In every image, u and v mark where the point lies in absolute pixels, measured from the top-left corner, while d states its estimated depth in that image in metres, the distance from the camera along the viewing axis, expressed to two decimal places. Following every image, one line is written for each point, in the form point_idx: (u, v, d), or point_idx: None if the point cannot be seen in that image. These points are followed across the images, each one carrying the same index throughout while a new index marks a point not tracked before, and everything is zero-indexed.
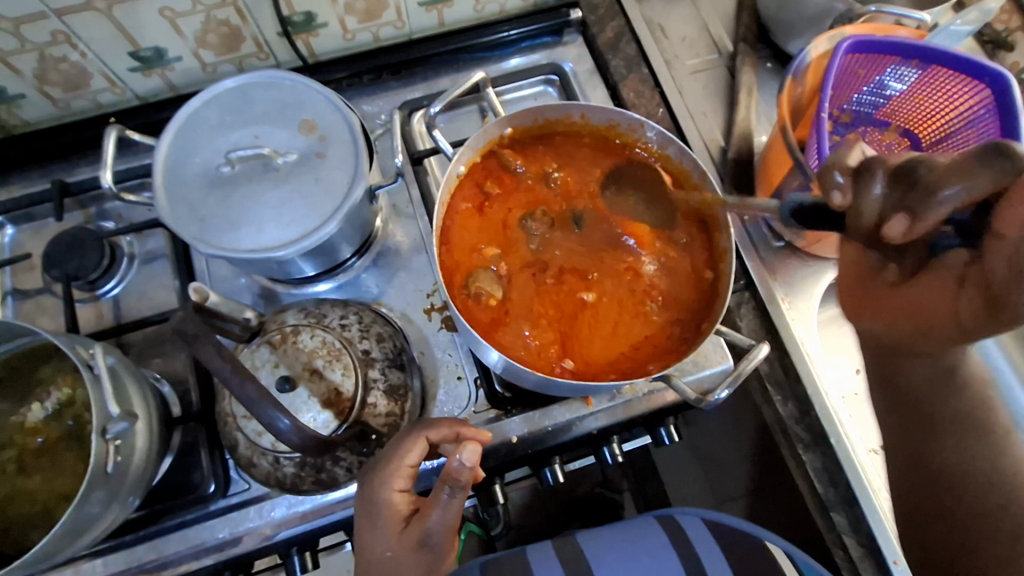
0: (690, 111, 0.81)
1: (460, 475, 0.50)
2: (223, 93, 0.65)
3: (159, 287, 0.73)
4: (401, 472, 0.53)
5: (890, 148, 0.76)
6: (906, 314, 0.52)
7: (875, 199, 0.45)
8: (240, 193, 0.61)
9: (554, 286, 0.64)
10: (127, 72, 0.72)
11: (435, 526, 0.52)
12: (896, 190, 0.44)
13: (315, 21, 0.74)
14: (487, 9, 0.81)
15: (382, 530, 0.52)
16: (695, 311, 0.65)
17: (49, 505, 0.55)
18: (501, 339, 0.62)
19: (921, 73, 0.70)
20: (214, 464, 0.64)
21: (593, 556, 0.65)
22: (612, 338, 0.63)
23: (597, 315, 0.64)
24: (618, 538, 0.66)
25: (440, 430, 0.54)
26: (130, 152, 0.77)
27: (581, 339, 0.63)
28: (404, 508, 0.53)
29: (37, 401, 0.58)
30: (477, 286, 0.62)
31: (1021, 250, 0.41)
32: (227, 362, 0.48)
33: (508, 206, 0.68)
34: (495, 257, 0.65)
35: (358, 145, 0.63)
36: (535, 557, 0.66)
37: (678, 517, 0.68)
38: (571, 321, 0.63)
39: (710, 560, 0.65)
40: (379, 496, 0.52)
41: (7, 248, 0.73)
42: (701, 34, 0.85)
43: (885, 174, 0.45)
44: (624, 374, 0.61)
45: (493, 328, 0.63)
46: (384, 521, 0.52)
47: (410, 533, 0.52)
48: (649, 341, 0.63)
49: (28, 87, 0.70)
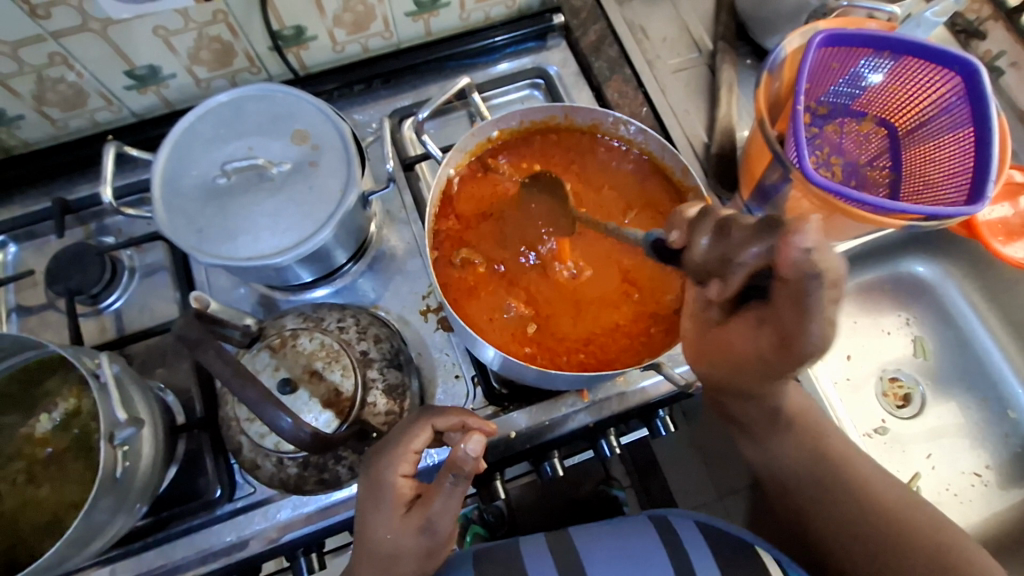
0: (673, 110, 0.83)
1: (465, 464, 0.51)
2: (217, 107, 0.67)
3: (159, 300, 0.74)
4: (405, 457, 0.54)
5: (867, 138, 0.78)
6: (725, 352, 0.57)
7: (703, 249, 0.49)
8: (236, 204, 0.63)
9: (535, 274, 0.66)
10: (123, 91, 0.74)
11: (438, 513, 0.53)
12: (717, 244, 0.48)
13: (305, 34, 0.76)
14: (473, 17, 0.83)
15: (385, 513, 0.53)
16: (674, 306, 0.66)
17: (59, 513, 0.56)
18: (479, 318, 0.64)
19: (894, 64, 0.72)
20: (220, 470, 0.65)
21: (584, 551, 0.66)
22: (595, 329, 0.65)
23: (584, 305, 0.65)
24: (613, 537, 0.68)
25: (447, 420, 0.56)
26: (129, 167, 0.79)
27: (559, 325, 0.65)
28: (406, 494, 0.54)
29: (44, 412, 0.59)
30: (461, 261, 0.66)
31: (798, 292, 0.43)
32: (228, 365, 0.50)
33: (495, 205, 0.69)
34: (483, 243, 0.67)
35: (349, 153, 0.64)
36: (529, 547, 0.67)
37: (672, 518, 0.70)
38: (556, 313, 0.65)
39: (695, 556, 0.66)
40: (384, 478, 0.54)
41: (11, 266, 0.75)
42: (681, 34, 0.87)
43: (711, 228, 0.49)
44: (592, 358, 0.64)
45: (472, 306, 0.65)
46: (388, 504, 0.54)
47: (413, 517, 0.53)
48: (625, 332, 0.65)
49: (27, 108, 0.72)
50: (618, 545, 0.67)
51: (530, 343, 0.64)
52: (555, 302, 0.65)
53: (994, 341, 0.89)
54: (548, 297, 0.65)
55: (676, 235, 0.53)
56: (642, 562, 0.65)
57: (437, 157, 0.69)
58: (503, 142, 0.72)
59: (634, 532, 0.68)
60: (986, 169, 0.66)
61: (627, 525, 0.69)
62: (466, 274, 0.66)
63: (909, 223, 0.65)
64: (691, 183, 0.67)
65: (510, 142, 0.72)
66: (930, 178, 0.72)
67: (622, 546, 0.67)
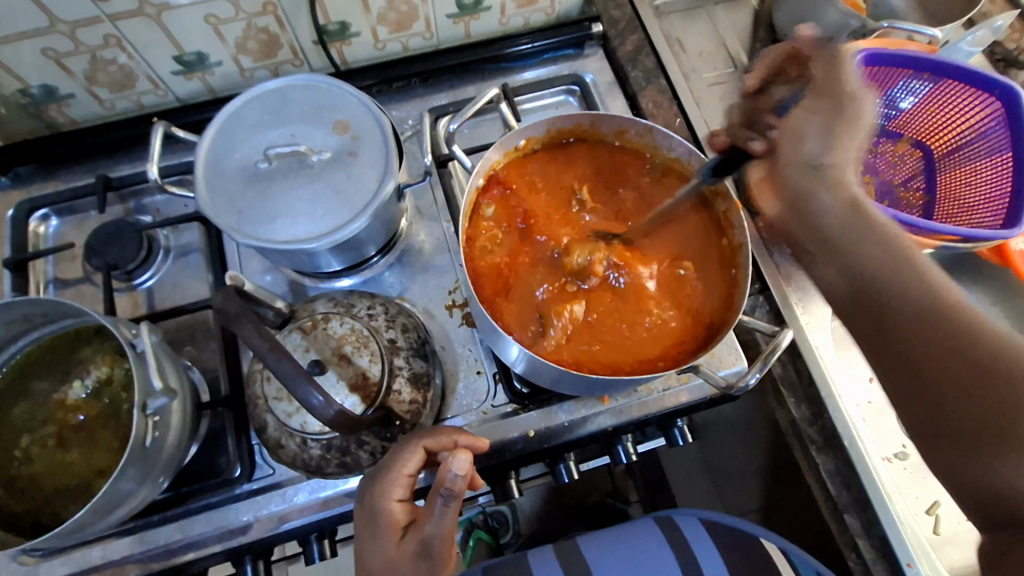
0: (707, 122, 0.84)
1: (454, 484, 0.51)
2: (263, 94, 0.68)
3: (192, 280, 0.76)
4: (400, 481, 0.55)
5: (902, 159, 0.79)
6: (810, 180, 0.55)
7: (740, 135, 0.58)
8: (275, 188, 0.64)
9: (600, 290, 0.66)
10: (170, 76, 0.77)
11: (431, 535, 0.53)
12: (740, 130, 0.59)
13: (348, 30, 0.78)
14: (512, 22, 0.85)
15: (382, 540, 0.54)
16: (719, 274, 0.68)
17: (87, 478, 0.58)
18: (515, 331, 0.64)
19: (932, 87, 0.74)
20: (240, 448, 0.66)
21: (593, 559, 0.71)
22: (657, 335, 0.65)
23: (650, 305, 0.65)
24: (615, 540, 0.72)
25: (438, 440, 0.56)
26: (171, 150, 0.81)
27: (631, 341, 0.64)
28: (401, 519, 0.55)
29: (78, 378, 0.61)
30: (505, 271, 0.67)
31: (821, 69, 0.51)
32: (265, 340, 0.51)
33: (534, 220, 0.70)
34: (541, 261, 0.68)
35: (389, 146, 0.66)
36: (535, 560, 0.72)
37: (677, 517, 0.74)
38: (619, 327, 0.64)
39: (706, 559, 0.70)
40: (379, 505, 0.55)
41: (50, 238, 0.77)
42: (718, 50, 0.89)
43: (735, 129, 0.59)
44: (673, 356, 0.64)
45: (525, 326, 0.64)
46: (383, 530, 0.55)
47: (407, 542, 0.54)
48: (693, 324, 0.66)
49: (79, 87, 0.74)
50: (624, 549, 0.71)
51: (570, 359, 0.62)
52: (626, 317, 0.65)
53: None
54: (617, 308, 0.65)
55: (755, 145, 0.55)
56: (650, 562, 0.70)
57: (466, 167, 0.68)
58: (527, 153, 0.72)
59: (641, 537, 0.72)
60: None
61: (632, 527, 0.73)
62: (504, 292, 0.66)
63: (944, 243, 0.66)
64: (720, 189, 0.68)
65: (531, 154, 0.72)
66: (965, 202, 0.73)
67: (629, 551, 0.71)
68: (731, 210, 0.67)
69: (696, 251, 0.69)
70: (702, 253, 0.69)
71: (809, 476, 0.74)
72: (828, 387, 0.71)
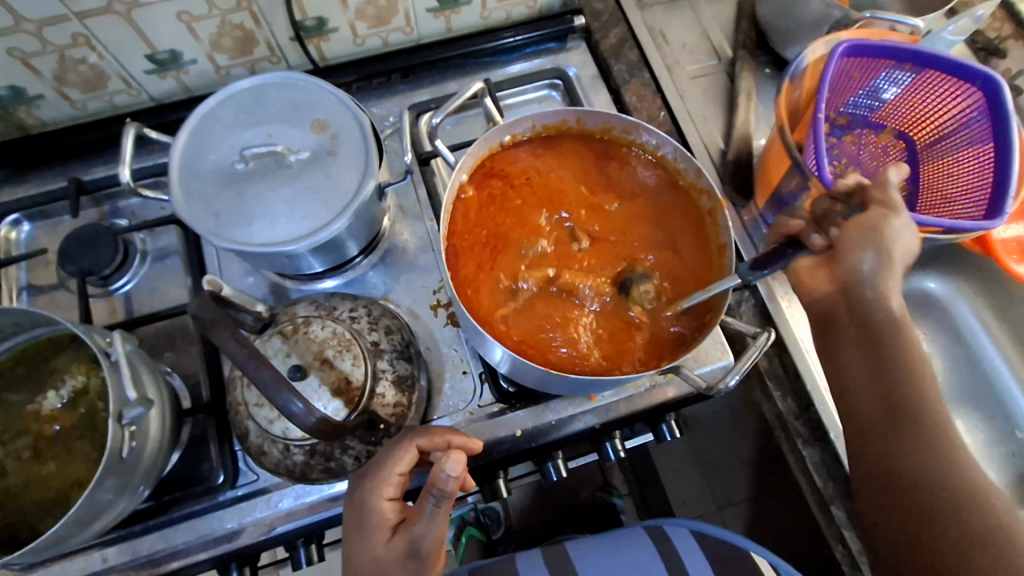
0: (691, 115, 0.83)
1: (446, 484, 0.50)
2: (238, 93, 0.67)
3: (170, 284, 0.74)
4: (391, 480, 0.54)
5: (885, 150, 0.80)
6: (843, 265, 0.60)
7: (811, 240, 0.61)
8: (252, 190, 0.63)
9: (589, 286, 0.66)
10: (142, 74, 0.74)
11: (421, 535, 0.52)
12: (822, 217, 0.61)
13: (326, 25, 0.76)
14: (493, 16, 0.84)
15: (371, 538, 0.54)
16: (701, 265, 0.67)
17: (64, 490, 0.56)
18: (497, 329, 0.63)
19: (914, 78, 0.74)
20: (224, 456, 0.64)
21: (579, 561, 0.71)
22: (647, 327, 0.64)
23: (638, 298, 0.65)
24: (605, 548, 0.73)
25: (431, 439, 0.55)
26: (146, 151, 0.79)
27: (621, 334, 0.64)
28: (391, 518, 0.55)
29: (52, 388, 0.59)
30: (494, 270, 0.66)
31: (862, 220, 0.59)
32: (243, 347, 0.50)
33: (522, 208, 0.69)
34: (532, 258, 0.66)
35: (368, 144, 0.64)
36: (524, 563, 0.72)
37: (668, 527, 0.74)
38: (610, 321, 0.64)
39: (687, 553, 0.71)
40: (368, 503, 0.54)
41: (23, 244, 0.75)
42: (701, 41, 0.88)
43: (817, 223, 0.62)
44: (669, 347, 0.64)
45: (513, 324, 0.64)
46: (372, 528, 0.54)
47: (396, 541, 0.53)
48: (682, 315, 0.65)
49: (47, 88, 0.72)
50: (613, 554, 0.72)
51: (560, 356, 0.62)
52: (616, 311, 0.65)
53: (1000, 354, 0.88)
54: (607, 305, 0.65)
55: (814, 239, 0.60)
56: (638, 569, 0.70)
57: (450, 162, 0.67)
58: (508, 151, 0.71)
59: (632, 544, 0.73)
60: (1005, 186, 0.67)
61: (620, 535, 0.74)
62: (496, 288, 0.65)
63: (928, 235, 0.67)
64: (705, 185, 0.67)
65: (513, 150, 0.71)
66: (946, 193, 0.74)
67: (618, 556, 0.71)
68: (717, 209, 0.66)
69: (678, 242, 0.69)
70: (683, 245, 0.69)
71: (797, 469, 0.74)
72: (814, 379, 0.72)
